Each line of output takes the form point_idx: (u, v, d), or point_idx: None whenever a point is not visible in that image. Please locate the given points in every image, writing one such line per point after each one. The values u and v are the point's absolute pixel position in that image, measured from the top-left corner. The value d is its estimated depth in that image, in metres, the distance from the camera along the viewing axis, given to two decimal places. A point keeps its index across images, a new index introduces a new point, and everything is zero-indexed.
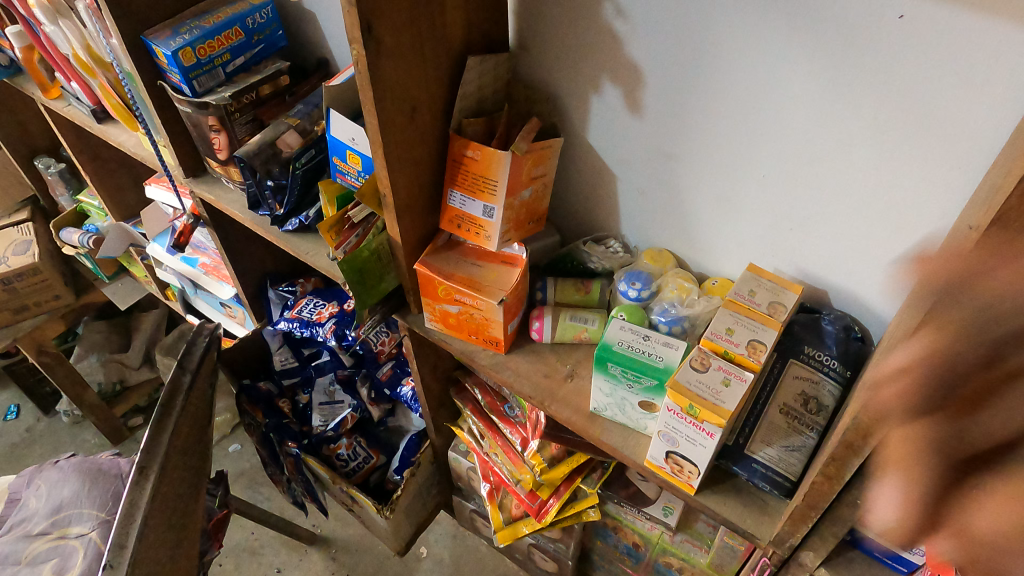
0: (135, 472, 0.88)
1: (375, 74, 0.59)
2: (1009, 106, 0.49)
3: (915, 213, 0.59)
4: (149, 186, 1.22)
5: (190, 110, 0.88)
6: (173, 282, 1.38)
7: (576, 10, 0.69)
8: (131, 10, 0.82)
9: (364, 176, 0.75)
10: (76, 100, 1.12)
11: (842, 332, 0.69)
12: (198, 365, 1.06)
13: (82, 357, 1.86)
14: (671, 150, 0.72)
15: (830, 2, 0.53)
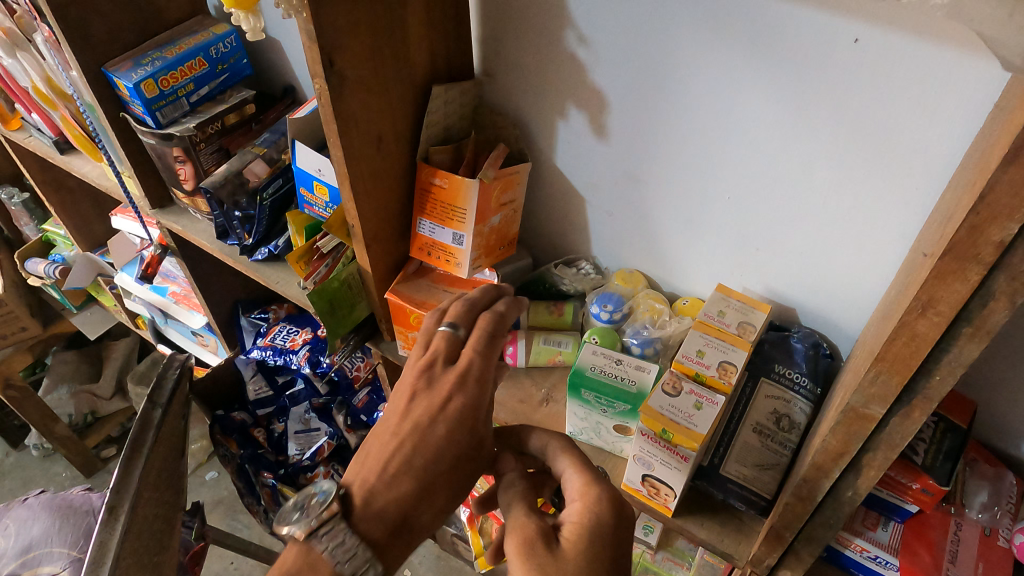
0: (105, 513, 0.86)
1: (338, 107, 0.59)
2: (961, 130, 0.50)
3: (876, 232, 0.60)
4: (115, 216, 1.20)
5: (154, 142, 0.86)
6: (142, 311, 1.36)
7: (538, 38, 0.70)
8: (91, 42, 0.81)
9: (331, 206, 0.75)
10: (37, 131, 1.10)
11: (810, 349, 0.70)
12: (169, 399, 1.04)
13: (51, 389, 1.83)
14: (638, 173, 0.73)
15: (785, 28, 0.54)
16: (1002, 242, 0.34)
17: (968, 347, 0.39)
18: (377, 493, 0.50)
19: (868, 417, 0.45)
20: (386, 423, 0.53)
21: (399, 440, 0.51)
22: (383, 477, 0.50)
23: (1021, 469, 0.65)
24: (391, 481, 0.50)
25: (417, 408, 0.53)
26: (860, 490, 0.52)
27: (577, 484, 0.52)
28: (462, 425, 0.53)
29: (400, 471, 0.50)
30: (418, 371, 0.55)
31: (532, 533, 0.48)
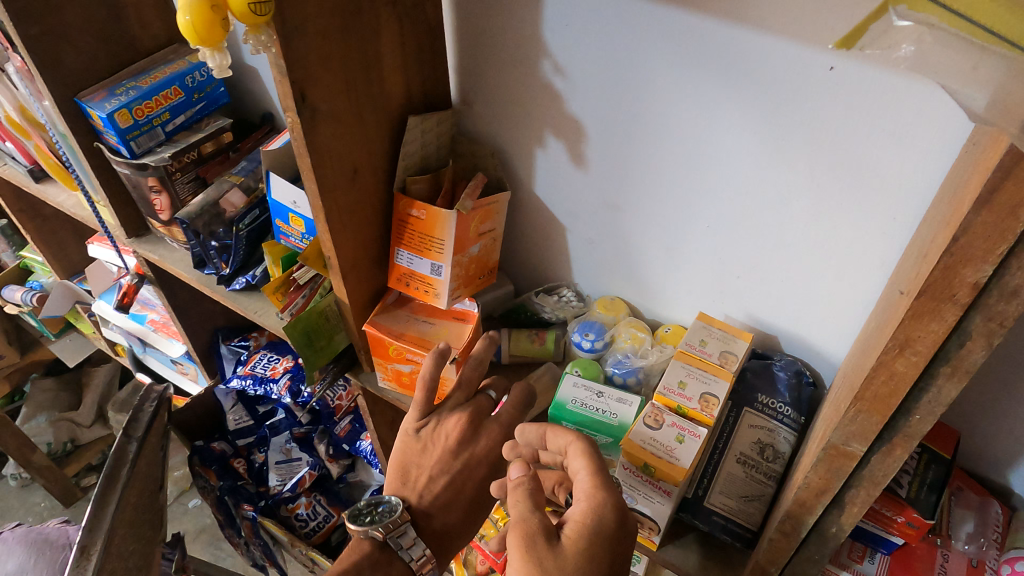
0: (77, 553, 0.84)
1: (311, 139, 0.58)
2: (936, 161, 0.50)
3: (855, 261, 0.60)
4: (91, 244, 1.18)
5: (129, 171, 0.85)
6: (121, 340, 1.34)
7: (515, 68, 0.69)
8: (63, 72, 0.80)
9: (308, 237, 0.74)
10: (11, 160, 1.09)
11: (793, 377, 0.69)
12: (146, 432, 1.02)
13: (29, 418, 1.78)
14: (617, 201, 0.73)
15: (757, 61, 0.54)
16: (976, 283, 0.33)
17: (947, 385, 0.38)
18: (434, 514, 0.68)
19: (850, 455, 0.45)
20: (428, 452, 0.69)
21: (451, 474, 0.69)
22: (438, 499, 0.68)
23: (1006, 497, 0.65)
24: (442, 505, 0.68)
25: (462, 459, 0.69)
26: (844, 525, 0.51)
27: (581, 484, 0.50)
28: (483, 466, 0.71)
29: (451, 501, 0.69)
30: (462, 425, 0.69)
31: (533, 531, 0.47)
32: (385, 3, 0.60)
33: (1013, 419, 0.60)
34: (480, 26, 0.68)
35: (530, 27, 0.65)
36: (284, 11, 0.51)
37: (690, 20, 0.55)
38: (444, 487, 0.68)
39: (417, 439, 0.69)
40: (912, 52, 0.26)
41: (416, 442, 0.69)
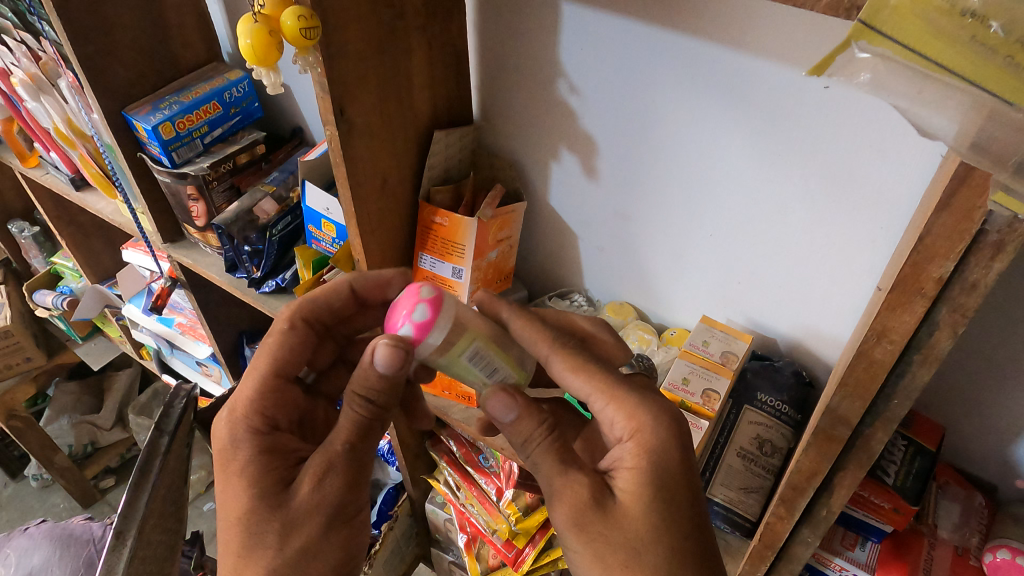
0: (113, 537, 0.90)
1: (346, 151, 0.64)
2: (917, 174, 0.55)
3: (846, 266, 0.65)
4: (126, 250, 1.26)
5: (169, 180, 0.91)
6: (148, 342, 1.40)
7: (533, 88, 0.75)
8: (113, 87, 0.86)
9: (338, 242, 0.79)
10: (54, 169, 1.15)
11: (791, 376, 0.73)
12: (176, 427, 1.07)
13: (52, 420, 1.82)
14: (625, 211, 0.78)
15: (754, 83, 0.59)
16: (940, 277, 0.38)
17: (921, 371, 0.43)
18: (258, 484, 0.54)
19: (836, 438, 0.49)
20: (251, 440, 0.55)
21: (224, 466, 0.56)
22: (299, 495, 0.53)
23: (992, 491, 0.69)
24: (293, 518, 0.52)
25: (339, 431, 0.55)
26: (832, 508, 0.56)
27: (619, 423, 0.52)
28: (377, 429, 0.56)
29: (310, 507, 0.53)
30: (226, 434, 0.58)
31: (577, 499, 0.49)
32: (416, 28, 0.66)
33: (995, 416, 0.64)
34: (502, 48, 0.74)
35: (548, 50, 0.71)
36: (328, 35, 0.56)
37: (694, 47, 0.61)
38: (304, 477, 0.53)
39: (240, 420, 0.57)
40: (868, 79, 0.31)
41: (238, 423, 0.56)
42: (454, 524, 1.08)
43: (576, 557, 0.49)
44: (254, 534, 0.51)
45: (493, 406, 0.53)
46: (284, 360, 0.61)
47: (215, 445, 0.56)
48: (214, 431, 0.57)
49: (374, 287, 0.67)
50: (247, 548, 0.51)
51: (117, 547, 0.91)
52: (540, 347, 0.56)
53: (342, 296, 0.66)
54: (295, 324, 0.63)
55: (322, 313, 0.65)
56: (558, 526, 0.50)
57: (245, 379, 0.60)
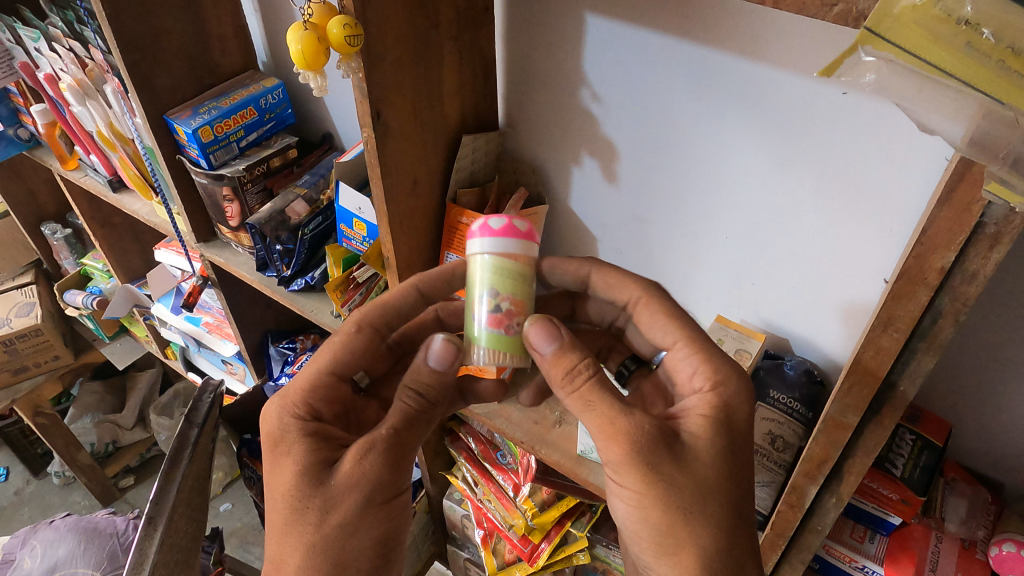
0: (145, 523, 0.93)
1: (382, 152, 0.68)
2: (925, 179, 0.58)
3: (856, 268, 0.67)
4: (159, 250, 1.32)
5: (206, 181, 0.95)
6: (176, 340, 1.44)
7: (558, 96, 0.79)
8: (156, 92, 0.91)
9: (369, 240, 0.83)
10: (93, 171, 1.20)
11: (803, 375, 0.75)
12: (205, 419, 1.10)
13: (76, 418, 1.88)
14: (645, 215, 0.81)
15: (770, 93, 0.62)
16: (942, 268, 0.41)
17: (925, 358, 0.47)
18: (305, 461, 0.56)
19: (845, 425, 0.53)
20: (299, 424, 0.58)
21: (275, 445, 0.57)
22: (341, 472, 0.55)
23: (998, 488, 0.71)
24: (334, 491, 0.54)
25: (387, 419, 0.58)
26: (842, 495, 0.59)
27: (701, 374, 0.56)
28: (423, 425, 0.60)
29: (350, 484, 0.54)
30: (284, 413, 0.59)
31: (640, 439, 0.50)
32: (449, 38, 0.70)
33: (999, 414, 0.67)
34: (528, 59, 0.78)
35: (573, 60, 0.75)
36: (370, 44, 0.60)
37: (711, 58, 0.64)
38: (346, 456, 0.56)
39: (289, 407, 0.59)
40: (873, 79, 0.34)
41: (287, 408, 0.59)
42: (471, 520, 1.10)
43: (628, 500, 0.51)
44: (297, 511, 0.54)
45: (534, 336, 0.57)
46: (344, 361, 0.64)
47: (265, 430, 0.59)
48: (265, 415, 0.60)
49: (438, 282, 0.67)
50: (290, 524, 0.54)
51: (149, 532, 0.94)
52: (633, 296, 0.65)
53: (410, 300, 0.67)
54: (362, 328, 0.65)
55: (392, 316, 0.67)
56: (612, 465, 0.51)
57: (300, 369, 0.63)
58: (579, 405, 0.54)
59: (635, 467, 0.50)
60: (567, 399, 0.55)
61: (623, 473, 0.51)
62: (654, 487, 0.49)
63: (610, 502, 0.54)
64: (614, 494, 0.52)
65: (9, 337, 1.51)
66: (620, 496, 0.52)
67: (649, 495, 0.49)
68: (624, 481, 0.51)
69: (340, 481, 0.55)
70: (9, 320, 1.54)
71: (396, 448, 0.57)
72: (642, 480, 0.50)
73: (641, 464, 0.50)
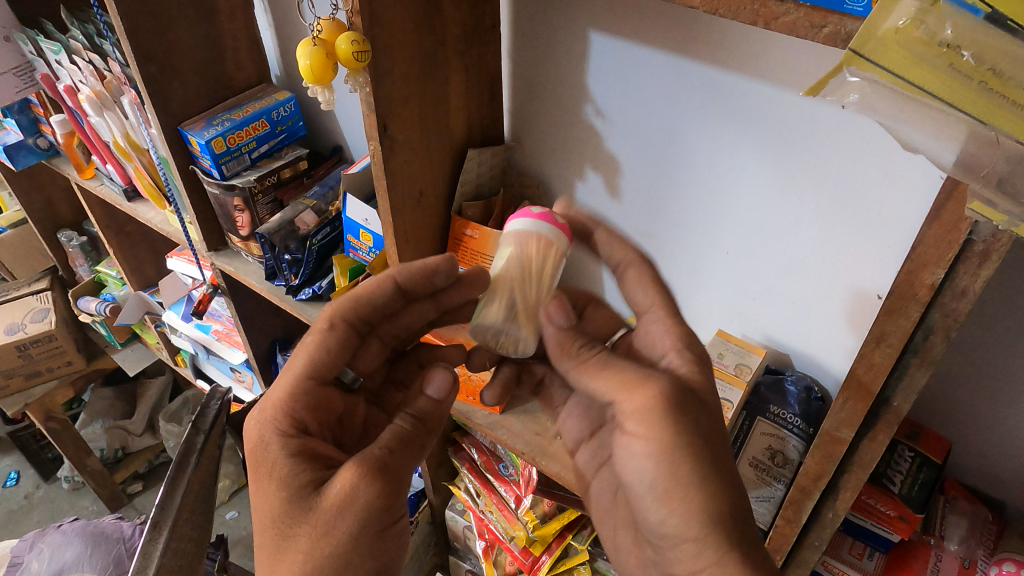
0: (150, 527, 0.95)
1: (388, 164, 0.69)
2: (920, 198, 0.58)
3: (854, 285, 0.67)
4: (171, 258, 1.34)
5: (218, 191, 0.97)
6: (186, 347, 1.47)
7: (563, 113, 0.80)
8: (171, 104, 0.93)
9: (374, 251, 0.85)
10: (110, 180, 1.23)
11: (803, 392, 0.74)
12: (211, 425, 1.11)
13: (87, 424, 1.88)
14: (646, 230, 0.82)
15: (769, 111, 0.63)
16: (933, 284, 0.42)
17: (917, 374, 0.47)
18: (291, 484, 0.55)
19: (840, 440, 0.53)
20: (281, 442, 0.57)
21: (258, 466, 0.57)
22: (331, 494, 0.53)
23: (999, 508, 0.71)
24: (324, 515, 0.53)
25: (384, 438, 0.58)
26: (839, 510, 0.59)
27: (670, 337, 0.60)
28: (417, 448, 0.61)
29: (342, 505, 0.53)
30: (264, 429, 0.58)
31: (649, 411, 0.52)
32: (455, 55, 0.72)
33: (998, 434, 0.67)
34: (533, 75, 0.80)
35: (577, 77, 0.76)
36: (377, 60, 0.62)
37: (712, 77, 0.65)
38: (336, 477, 0.54)
39: (270, 423, 0.59)
40: (857, 98, 0.36)
41: (268, 425, 0.59)
42: (473, 531, 1.11)
43: (654, 455, 0.51)
44: (286, 535, 0.53)
45: (554, 310, 0.61)
46: (319, 363, 0.63)
47: (246, 446, 0.59)
48: (246, 430, 0.59)
49: (419, 276, 0.66)
50: (279, 548, 0.53)
51: (154, 537, 0.95)
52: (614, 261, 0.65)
53: (388, 292, 0.67)
54: (335, 324, 0.64)
55: (365, 310, 0.66)
56: (631, 417, 0.53)
57: (279, 379, 0.62)
58: (593, 372, 0.56)
59: (655, 415, 0.52)
60: (578, 369, 0.58)
61: (640, 425, 0.53)
62: (673, 450, 0.51)
63: (632, 467, 0.53)
64: (635, 455, 0.53)
65: (23, 342, 1.53)
66: (646, 454, 0.52)
67: (668, 446, 0.51)
68: (639, 434, 0.53)
69: (331, 503, 0.53)
70: (24, 326, 1.56)
71: (388, 472, 0.56)
72: (657, 426, 0.52)
73: (658, 417, 0.52)
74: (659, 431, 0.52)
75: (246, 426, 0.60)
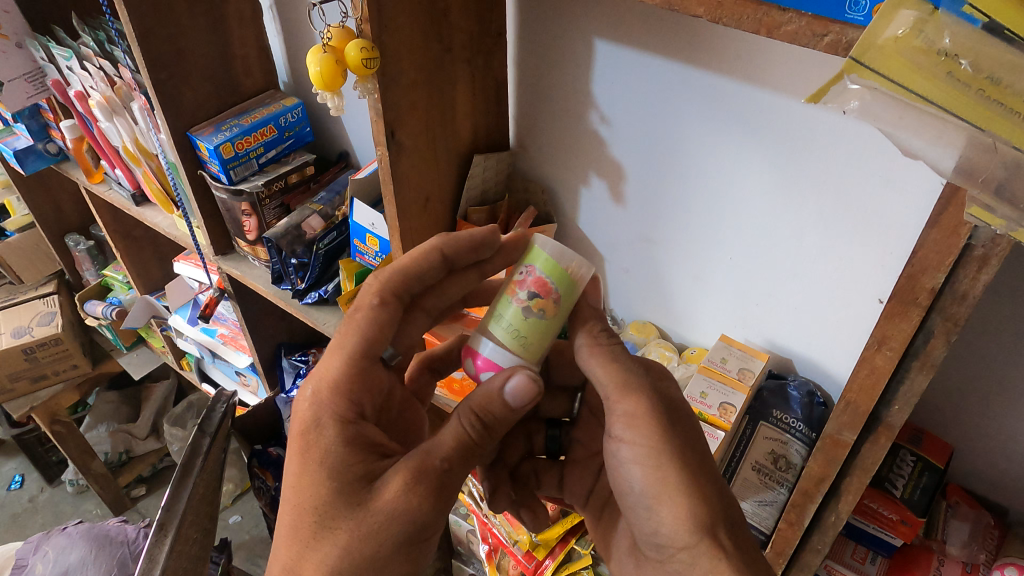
0: (155, 529, 0.95)
1: (396, 170, 0.70)
2: (920, 204, 0.59)
3: (857, 290, 0.68)
4: (178, 262, 1.35)
5: (226, 196, 0.98)
6: (192, 350, 1.48)
7: (569, 119, 0.81)
8: (180, 109, 0.94)
9: (380, 255, 0.86)
10: (118, 185, 1.24)
11: (806, 396, 0.74)
12: (217, 428, 1.12)
13: (92, 427, 1.92)
14: (650, 235, 0.83)
15: (771, 117, 0.64)
16: (933, 288, 0.43)
17: (919, 377, 0.48)
18: (342, 476, 0.55)
19: (842, 443, 0.54)
20: (336, 429, 0.57)
21: (305, 450, 0.56)
22: (383, 496, 0.54)
23: (1003, 513, 0.72)
24: (372, 517, 0.53)
25: (445, 445, 0.57)
26: (840, 514, 0.60)
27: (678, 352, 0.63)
28: (475, 456, 0.58)
29: (390, 513, 0.53)
30: (317, 411, 0.58)
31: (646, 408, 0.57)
32: (462, 61, 0.73)
33: (1000, 439, 0.67)
34: (538, 82, 0.81)
35: (582, 84, 0.77)
36: (385, 67, 0.63)
37: (715, 84, 0.66)
38: (392, 481, 0.54)
39: (323, 405, 0.58)
40: (857, 106, 0.36)
41: (322, 407, 0.58)
42: (476, 535, 1.11)
43: (642, 461, 0.56)
44: (326, 526, 0.53)
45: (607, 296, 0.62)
46: (372, 341, 0.62)
47: (296, 420, 0.59)
48: (297, 406, 0.59)
49: (463, 248, 0.68)
50: (316, 538, 0.53)
51: (160, 538, 0.95)
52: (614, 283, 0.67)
53: (434, 264, 0.68)
54: (386, 299, 0.64)
55: (412, 282, 0.67)
56: (622, 416, 0.58)
57: (331, 357, 0.62)
58: (599, 359, 0.60)
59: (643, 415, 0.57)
60: (591, 348, 0.61)
61: (623, 427, 0.58)
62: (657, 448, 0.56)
63: (623, 473, 0.59)
64: (627, 458, 0.58)
65: (30, 346, 1.54)
66: (634, 459, 0.57)
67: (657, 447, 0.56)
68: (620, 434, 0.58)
69: (382, 509, 0.53)
70: (31, 329, 1.57)
71: (439, 487, 0.55)
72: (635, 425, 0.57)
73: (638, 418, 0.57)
74: (638, 431, 0.57)
75: (295, 403, 0.60)
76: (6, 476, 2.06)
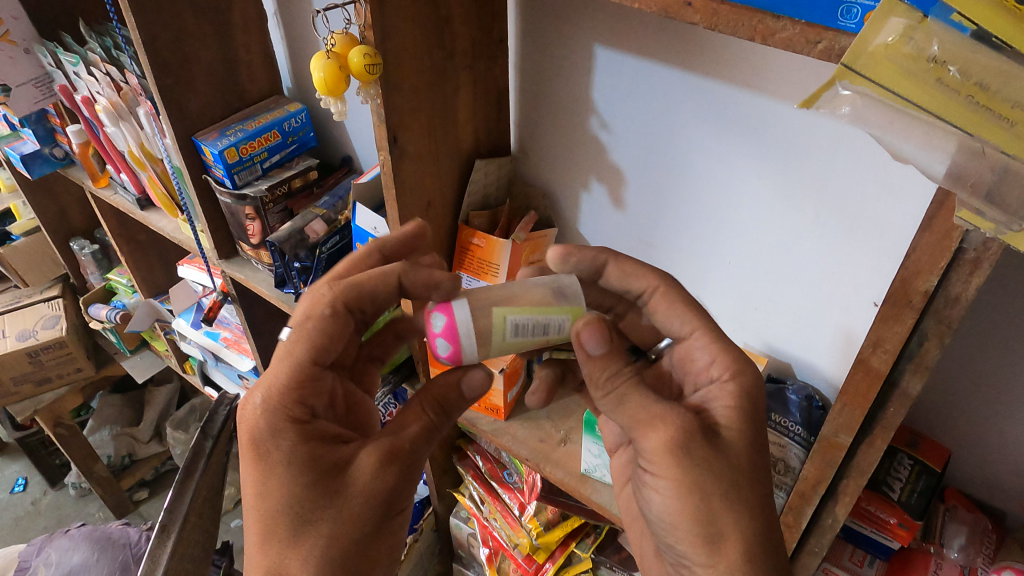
0: (158, 531, 0.96)
1: (398, 174, 0.71)
2: (915, 210, 0.59)
3: (852, 294, 0.69)
4: (182, 266, 1.35)
5: (230, 201, 0.99)
6: (195, 354, 1.48)
7: (570, 124, 0.82)
8: (185, 114, 0.95)
9: None
10: (123, 189, 1.25)
11: (805, 400, 0.75)
12: (220, 431, 1.13)
13: (94, 431, 1.94)
14: (649, 239, 0.83)
15: (768, 122, 0.65)
16: (926, 291, 0.43)
17: (914, 379, 0.48)
18: (313, 473, 0.55)
19: (838, 445, 0.55)
20: (297, 430, 0.56)
21: (268, 453, 0.55)
22: (358, 481, 0.56)
23: (1000, 517, 0.72)
24: (348, 506, 0.55)
25: (410, 428, 0.59)
26: (838, 516, 0.60)
27: (716, 364, 0.58)
28: (435, 437, 0.61)
29: (366, 496, 0.56)
30: (275, 415, 0.56)
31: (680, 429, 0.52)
32: (463, 68, 0.74)
33: (996, 444, 0.67)
34: (538, 87, 0.82)
35: (582, 89, 0.78)
36: (388, 73, 0.64)
37: (714, 89, 0.67)
38: (363, 467, 0.56)
39: (278, 410, 0.56)
40: (848, 111, 0.37)
41: (278, 413, 0.56)
42: (477, 539, 1.11)
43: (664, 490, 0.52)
44: (306, 521, 0.54)
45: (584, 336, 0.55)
46: (323, 348, 0.59)
47: (243, 428, 0.56)
48: (244, 417, 0.56)
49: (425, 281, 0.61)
50: (295, 536, 0.54)
51: (162, 540, 0.96)
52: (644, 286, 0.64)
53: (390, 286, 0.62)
54: (336, 309, 0.59)
55: (364, 299, 0.61)
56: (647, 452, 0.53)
57: (277, 364, 0.58)
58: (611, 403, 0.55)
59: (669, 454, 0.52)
60: (600, 398, 0.56)
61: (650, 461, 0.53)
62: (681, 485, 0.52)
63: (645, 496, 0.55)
64: (648, 484, 0.54)
65: (34, 349, 1.55)
66: (655, 486, 0.53)
67: (683, 484, 0.51)
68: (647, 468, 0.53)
69: (357, 495, 0.56)
70: (35, 332, 1.58)
71: (406, 467, 0.58)
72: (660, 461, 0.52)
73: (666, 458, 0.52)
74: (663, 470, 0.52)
75: (241, 411, 0.57)
76: (9, 478, 2.07)
